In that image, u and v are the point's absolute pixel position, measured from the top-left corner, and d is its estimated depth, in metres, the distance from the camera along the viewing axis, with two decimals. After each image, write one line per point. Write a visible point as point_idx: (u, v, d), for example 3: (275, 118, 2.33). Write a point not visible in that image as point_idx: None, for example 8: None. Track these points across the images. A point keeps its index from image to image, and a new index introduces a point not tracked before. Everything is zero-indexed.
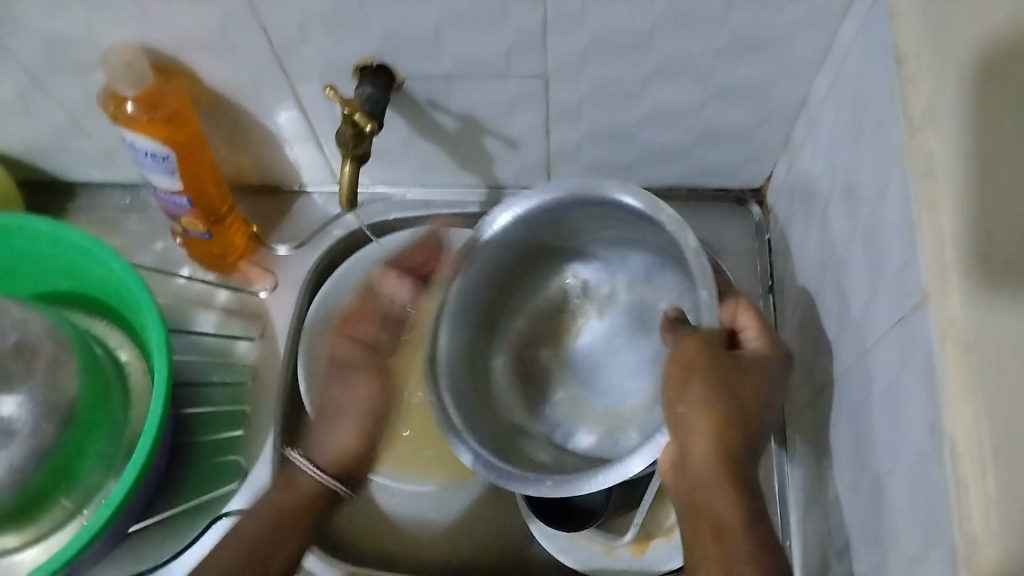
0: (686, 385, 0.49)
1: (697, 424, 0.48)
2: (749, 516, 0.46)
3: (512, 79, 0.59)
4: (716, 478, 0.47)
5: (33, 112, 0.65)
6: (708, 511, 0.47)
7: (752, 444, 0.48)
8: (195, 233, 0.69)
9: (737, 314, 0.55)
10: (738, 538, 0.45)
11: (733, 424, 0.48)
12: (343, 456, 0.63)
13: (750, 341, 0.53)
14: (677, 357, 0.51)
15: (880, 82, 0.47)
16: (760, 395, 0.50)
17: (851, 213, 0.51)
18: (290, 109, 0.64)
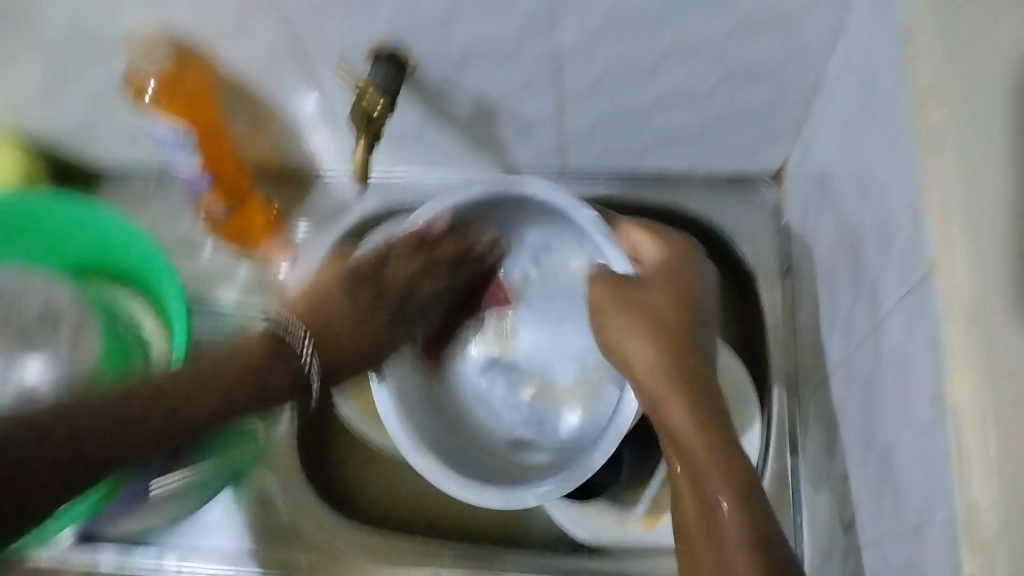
0: (603, 315, 0.59)
1: (634, 352, 0.56)
2: (691, 416, 0.52)
3: (524, 61, 0.59)
4: (670, 390, 0.53)
5: (59, 96, 0.66)
6: (670, 436, 0.53)
7: (683, 346, 0.55)
8: (216, 214, 0.71)
9: (634, 236, 0.61)
10: (695, 448, 0.51)
11: (658, 334, 0.56)
12: (306, 301, 0.62)
13: (652, 252, 0.60)
14: (591, 300, 0.60)
15: (891, 57, 0.46)
16: (665, 297, 0.58)
17: (863, 191, 0.51)
18: (311, 94, 0.65)
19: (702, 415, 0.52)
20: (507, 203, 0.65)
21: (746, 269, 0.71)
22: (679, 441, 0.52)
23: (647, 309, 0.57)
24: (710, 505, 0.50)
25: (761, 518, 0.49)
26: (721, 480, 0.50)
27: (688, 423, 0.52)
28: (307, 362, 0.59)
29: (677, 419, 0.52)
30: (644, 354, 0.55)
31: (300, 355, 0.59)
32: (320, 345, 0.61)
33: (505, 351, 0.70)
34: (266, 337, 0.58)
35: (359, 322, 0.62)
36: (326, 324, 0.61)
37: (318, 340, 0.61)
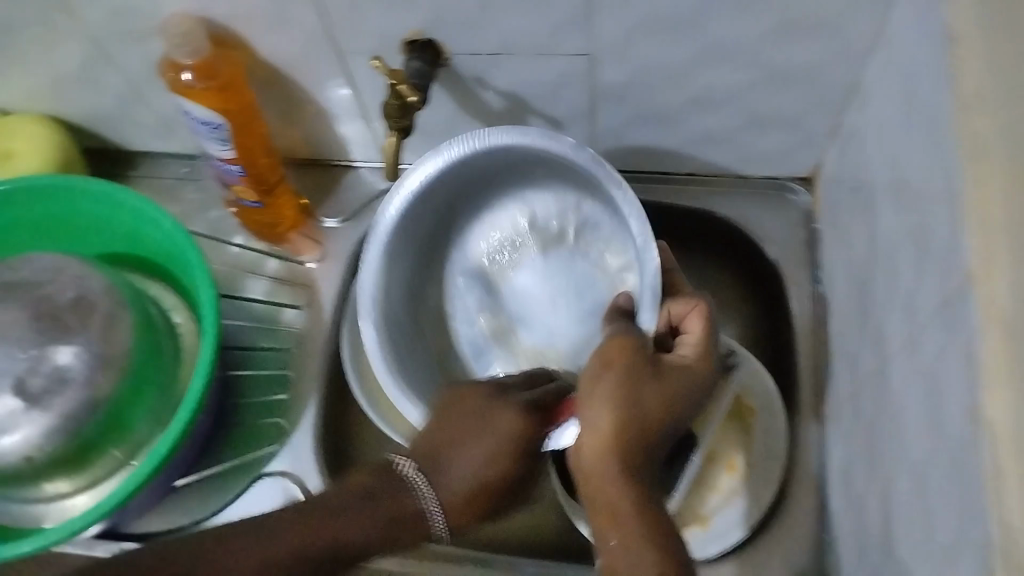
0: (594, 386, 0.48)
1: (595, 417, 0.47)
2: (638, 495, 0.45)
3: (559, 58, 0.59)
4: (617, 472, 0.45)
5: (97, 81, 0.67)
6: (598, 496, 0.46)
7: (662, 421, 0.47)
8: (247, 202, 0.70)
9: (673, 308, 0.56)
10: (629, 516, 0.45)
11: (637, 422, 0.46)
12: (429, 436, 0.53)
13: (688, 347, 0.52)
14: (602, 353, 0.50)
15: (932, 64, 0.45)
16: (678, 392, 0.48)
17: (898, 201, 0.50)
18: (343, 84, 0.65)
19: (643, 488, 0.46)
20: (510, 157, 0.62)
21: (776, 275, 0.70)
22: (603, 493, 0.46)
23: (642, 386, 0.47)
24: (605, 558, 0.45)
25: (676, 554, 0.44)
26: (630, 533, 0.44)
27: (600, 477, 0.46)
28: (425, 485, 0.51)
29: (607, 476, 0.46)
30: (614, 404, 0.47)
31: (402, 472, 0.52)
32: (424, 464, 0.52)
33: (501, 273, 0.68)
34: (377, 466, 0.52)
35: (486, 470, 0.52)
36: (455, 481, 0.52)
37: (424, 459, 0.52)
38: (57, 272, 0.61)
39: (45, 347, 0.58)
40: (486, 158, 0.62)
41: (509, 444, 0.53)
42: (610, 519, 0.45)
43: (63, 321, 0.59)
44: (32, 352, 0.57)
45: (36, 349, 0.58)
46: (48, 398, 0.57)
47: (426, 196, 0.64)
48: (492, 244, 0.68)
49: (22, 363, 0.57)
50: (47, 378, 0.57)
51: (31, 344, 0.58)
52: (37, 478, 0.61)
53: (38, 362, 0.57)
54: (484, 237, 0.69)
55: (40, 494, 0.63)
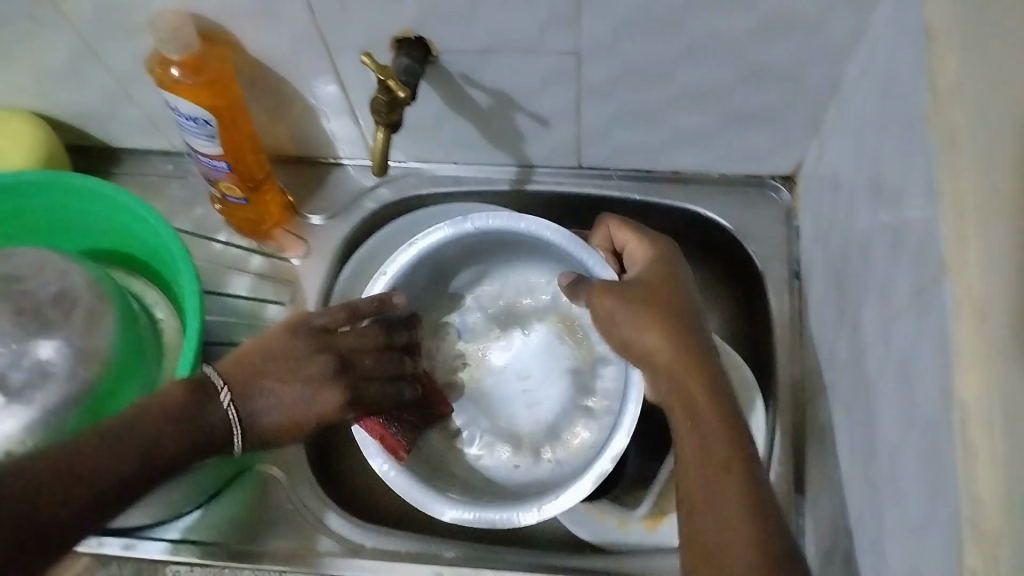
0: (611, 317, 0.58)
1: (652, 343, 0.56)
2: (734, 451, 0.51)
3: (545, 55, 0.60)
4: (705, 402, 0.54)
5: (82, 76, 0.67)
6: (679, 403, 0.54)
7: (690, 323, 0.57)
8: (233, 198, 0.71)
9: (614, 229, 0.64)
10: (731, 469, 0.51)
11: (675, 337, 0.56)
12: (239, 359, 0.53)
13: (634, 250, 0.62)
14: (596, 303, 0.59)
15: (910, 62, 0.47)
16: (677, 298, 0.58)
17: (876, 197, 0.52)
18: (330, 81, 0.65)
19: (712, 391, 0.54)
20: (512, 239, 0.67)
21: (756, 272, 0.71)
22: (706, 449, 0.52)
23: (671, 312, 0.57)
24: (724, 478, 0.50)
25: (760, 480, 0.51)
26: (721, 449, 0.52)
27: (699, 451, 0.52)
28: (237, 413, 0.51)
29: (705, 424, 0.53)
30: (652, 335, 0.56)
31: (216, 389, 0.51)
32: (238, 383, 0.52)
33: (516, 313, 0.73)
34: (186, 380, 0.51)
35: (317, 378, 0.54)
36: (261, 409, 0.52)
37: (227, 371, 0.52)
38: (38, 268, 0.61)
39: (27, 342, 0.57)
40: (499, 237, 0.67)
41: (305, 349, 0.55)
42: (705, 500, 0.50)
43: (45, 316, 0.58)
44: (13, 346, 0.57)
45: (18, 344, 0.57)
46: (30, 391, 0.56)
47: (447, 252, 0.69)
48: (509, 291, 0.73)
49: (4, 358, 0.56)
50: (29, 372, 0.57)
51: (11, 339, 0.57)
52: None
53: (20, 356, 0.57)
54: (490, 277, 0.74)
55: None
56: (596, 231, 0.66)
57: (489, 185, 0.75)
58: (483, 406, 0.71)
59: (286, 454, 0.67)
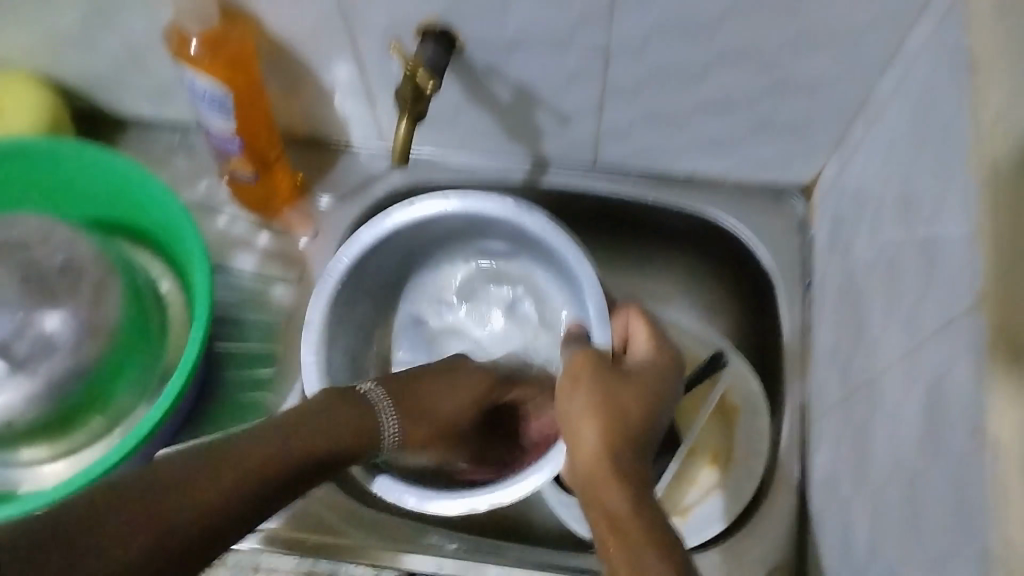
0: (575, 384, 0.53)
1: (586, 434, 0.49)
2: (635, 505, 0.46)
3: (574, 52, 0.59)
4: (610, 477, 0.47)
5: (94, 43, 0.65)
6: (598, 502, 0.47)
7: (642, 434, 0.51)
8: (242, 176, 0.69)
9: (631, 321, 0.60)
10: (637, 529, 0.45)
11: (620, 425, 0.50)
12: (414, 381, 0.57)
13: (640, 351, 0.57)
14: (569, 368, 0.54)
15: (951, 87, 0.46)
16: (644, 391, 0.52)
17: (906, 218, 0.51)
18: (349, 63, 0.64)
19: (638, 492, 0.47)
20: (484, 220, 0.66)
21: (768, 280, 0.71)
22: (603, 503, 0.47)
23: (613, 382, 0.52)
24: None
25: None
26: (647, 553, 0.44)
27: (609, 510, 0.46)
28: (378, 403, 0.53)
29: (606, 483, 0.47)
30: (580, 391, 0.52)
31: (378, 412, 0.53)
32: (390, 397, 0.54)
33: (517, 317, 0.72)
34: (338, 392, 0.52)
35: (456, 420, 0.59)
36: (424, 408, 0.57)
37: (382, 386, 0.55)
38: (43, 238, 0.59)
39: (33, 313, 0.56)
40: (495, 221, 0.66)
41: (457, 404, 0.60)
42: (613, 532, 0.46)
43: (51, 287, 0.57)
44: (18, 317, 0.56)
45: (24, 314, 0.56)
46: (34, 362, 0.55)
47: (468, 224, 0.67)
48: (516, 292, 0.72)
49: (7, 330, 0.55)
50: (33, 344, 0.55)
51: (16, 309, 0.56)
52: (15, 444, 0.59)
53: (24, 327, 0.56)
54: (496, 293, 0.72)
55: (14, 460, 0.61)
56: (617, 313, 0.62)
57: (504, 178, 0.74)
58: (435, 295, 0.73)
59: None
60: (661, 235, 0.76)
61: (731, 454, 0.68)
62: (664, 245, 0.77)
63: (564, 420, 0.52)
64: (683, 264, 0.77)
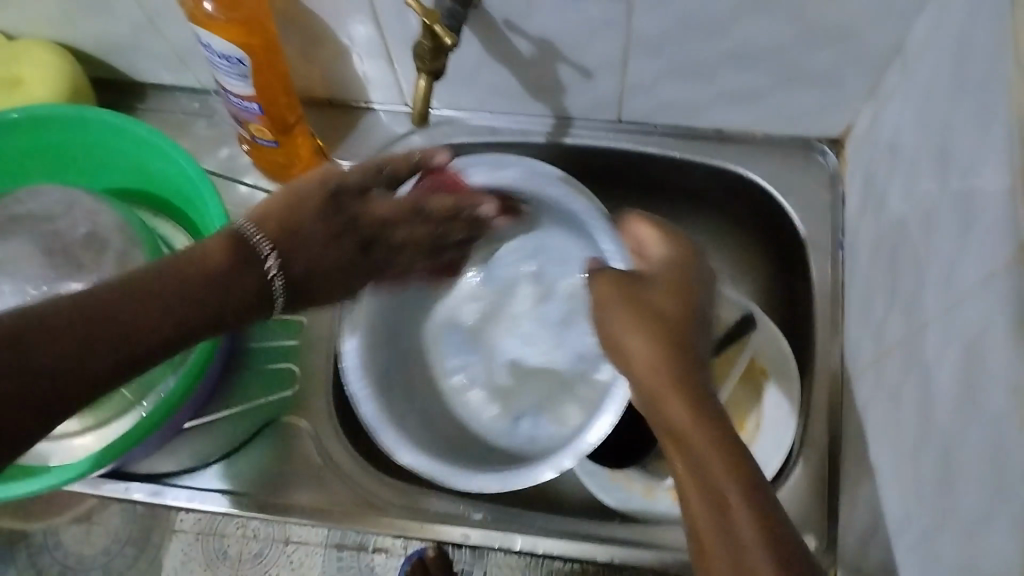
0: (607, 307, 0.52)
1: (634, 344, 0.49)
2: (697, 410, 0.45)
3: (595, 4, 0.57)
4: (667, 381, 0.47)
5: (110, 8, 0.64)
6: (657, 413, 0.47)
7: (681, 332, 0.49)
8: (263, 140, 0.68)
9: (636, 228, 0.57)
10: (697, 436, 0.44)
11: (660, 330, 0.49)
12: (281, 291, 0.61)
13: (652, 250, 0.55)
14: (596, 291, 0.54)
15: (991, 27, 0.44)
16: (671, 298, 0.51)
17: (941, 168, 0.49)
18: (366, 23, 0.63)
19: (693, 392, 0.46)
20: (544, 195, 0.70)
21: (797, 235, 0.70)
22: (655, 416, 0.47)
23: (642, 295, 0.52)
24: (727, 529, 0.41)
25: (771, 517, 0.41)
26: (720, 472, 0.42)
27: (666, 424, 0.46)
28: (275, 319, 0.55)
29: (665, 390, 0.47)
30: (614, 304, 0.52)
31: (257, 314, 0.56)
32: None
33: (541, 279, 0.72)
34: None
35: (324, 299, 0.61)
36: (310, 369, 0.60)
37: None
38: (67, 207, 0.60)
39: (57, 284, 0.56)
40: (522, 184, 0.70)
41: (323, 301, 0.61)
42: (676, 447, 0.45)
43: (75, 257, 0.57)
44: (44, 288, 0.56)
45: (49, 285, 0.56)
46: None
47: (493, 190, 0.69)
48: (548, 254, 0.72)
49: (33, 301, 0.55)
50: None
51: (41, 281, 0.56)
52: None
53: (50, 299, 0.56)
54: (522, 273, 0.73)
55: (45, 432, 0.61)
56: (626, 211, 0.60)
57: (526, 137, 0.73)
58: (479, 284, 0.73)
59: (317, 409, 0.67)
60: (688, 194, 0.75)
61: (758, 420, 0.67)
62: (693, 205, 0.76)
63: (614, 338, 0.51)
64: (711, 224, 0.76)
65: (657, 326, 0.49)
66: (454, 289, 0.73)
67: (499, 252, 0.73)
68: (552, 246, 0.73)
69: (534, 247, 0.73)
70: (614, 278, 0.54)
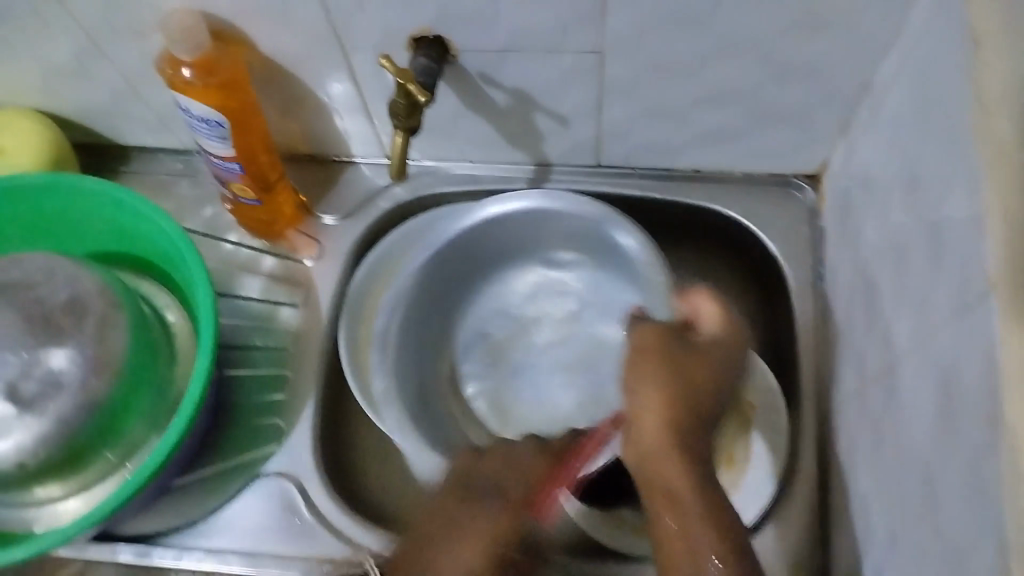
0: (643, 361, 0.53)
1: (648, 406, 0.50)
2: (696, 479, 0.48)
3: (566, 54, 0.58)
4: (666, 448, 0.49)
5: (90, 74, 0.65)
6: (655, 478, 0.49)
7: (698, 400, 0.51)
8: (245, 199, 0.69)
9: (698, 303, 0.57)
10: (690, 502, 0.47)
11: (675, 396, 0.50)
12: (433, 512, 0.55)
13: (708, 328, 0.55)
14: (634, 342, 0.55)
15: (952, 65, 0.45)
16: (705, 366, 0.52)
17: (913, 203, 0.50)
18: (343, 80, 0.64)
19: (693, 462, 0.49)
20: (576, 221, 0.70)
21: (779, 271, 0.70)
22: (654, 479, 0.49)
23: (681, 351, 0.53)
24: (694, 560, 0.46)
25: None
26: (704, 535, 0.46)
27: (664, 490, 0.48)
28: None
29: (668, 458, 0.49)
30: (643, 363, 0.53)
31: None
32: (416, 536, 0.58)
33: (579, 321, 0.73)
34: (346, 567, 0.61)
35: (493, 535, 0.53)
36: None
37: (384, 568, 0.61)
38: (48, 273, 0.60)
39: (39, 350, 0.56)
40: (574, 217, 0.70)
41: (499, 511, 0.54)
42: (667, 505, 0.48)
43: (56, 323, 0.57)
44: (23, 356, 0.56)
45: (30, 353, 0.56)
46: (42, 401, 0.56)
47: (537, 219, 0.71)
48: (590, 300, 0.73)
49: (14, 369, 0.55)
50: (40, 383, 0.56)
51: (22, 348, 0.56)
52: (28, 483, 0.59)
53: (31, 366, 0.56)
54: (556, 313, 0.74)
55: (30, 499, 0.61)
56: (681, 293, 0.59)
57: (506, 184, 0.73)
58: (550, 287, 0.74)
59: (302, 464, 0.66)
60: (668, 231, 0.76)
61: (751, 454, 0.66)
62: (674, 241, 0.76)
63: (627, 390, 0.53)
64: (693, 260, 0.77)
65: (680, 390, 0.50)
66: (529, 276, 0.75)
67: (555, 279, 0.74)
68: (603, 293, 0.73)
69: (591, 283, 0.73)
70: (664, 341, 0.54)
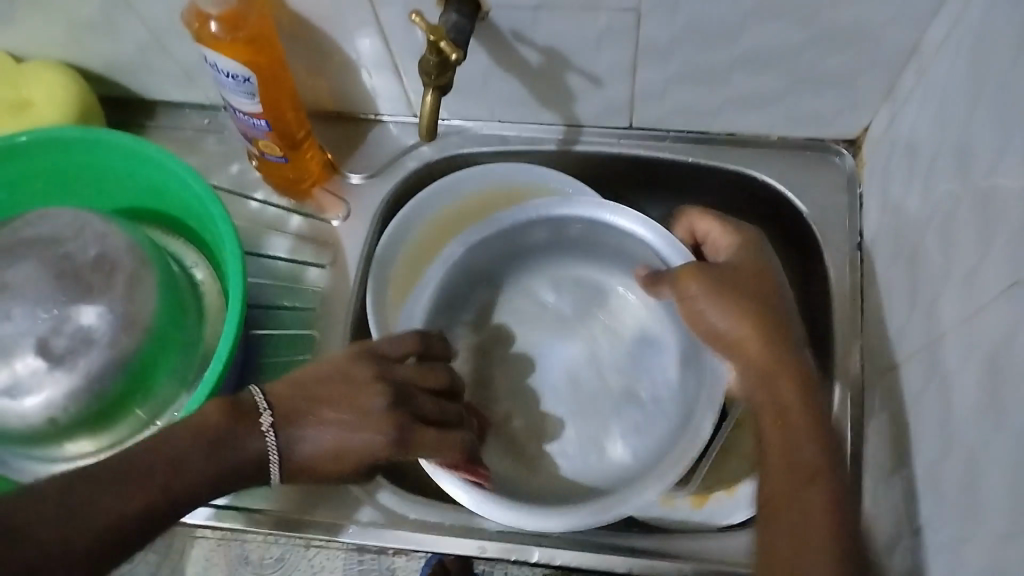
0: (698, 295, 0.55)
1: (728, 312, 0.54)
2: (805, 392, 0.51)
3: (602, 12, 0.56)
4: (782, 360, 0.52)
5: (116, 28, 0.64)
6: (772, 393, 0.52)
7: (777, 328, 0.53)
8: (271, 157, 0.68)
9: (694, 224, 0.62)
10: (801, 415, 0.51)
11: (754, 317, 0.53)
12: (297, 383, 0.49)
13: (719, 245, 0.59)
14: (675, 277, 0.56)
15: (1010, 28, 0.43)
16: (755, 287, 0.55)
17: (961, 172, 0.48)
18: (372, 35, 0.62)
19: (793, 372, 0.52)
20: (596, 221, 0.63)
21: (814, 239, 0.68)
22: (771, 388, 0.52)
23: (718, 281, 0.55)
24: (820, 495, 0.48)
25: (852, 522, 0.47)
26: (820, 456, 0.49)
27: (788, 407, 0.51)
28: (276, 444, 0.46)
29: (786, 367, 0.52)
30: (702, 291, 0.55)
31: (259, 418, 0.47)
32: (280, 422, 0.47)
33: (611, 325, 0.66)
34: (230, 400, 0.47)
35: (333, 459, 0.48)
36: (307, 448, 0.47)
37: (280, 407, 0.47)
38: (77, 230, 0.59)
39: (68, 307, 0.56)
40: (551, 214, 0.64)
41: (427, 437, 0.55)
42: (790, 425, 0.51)
43: (85, 281, 0.57)
44: (54, 312, 0.56)
45: (59, 310, 0.56)
46: (72, 357, 0.56)
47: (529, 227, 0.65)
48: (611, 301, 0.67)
49: (45, 325, 0.56)
50: (71, 339, 0.56)
51: (53, 305, 0.56)
52: (59, 439, 0.59)
53: (61, 322, 0.56)
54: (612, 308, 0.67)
55: (62, 454, 0.62)
56: (680, 221, 0.63)
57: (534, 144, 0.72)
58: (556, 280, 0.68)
59: None
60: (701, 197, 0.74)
61: None
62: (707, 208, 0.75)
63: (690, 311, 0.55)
64: None
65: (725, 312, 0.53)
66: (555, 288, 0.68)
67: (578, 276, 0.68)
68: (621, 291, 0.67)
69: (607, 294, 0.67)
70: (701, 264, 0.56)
